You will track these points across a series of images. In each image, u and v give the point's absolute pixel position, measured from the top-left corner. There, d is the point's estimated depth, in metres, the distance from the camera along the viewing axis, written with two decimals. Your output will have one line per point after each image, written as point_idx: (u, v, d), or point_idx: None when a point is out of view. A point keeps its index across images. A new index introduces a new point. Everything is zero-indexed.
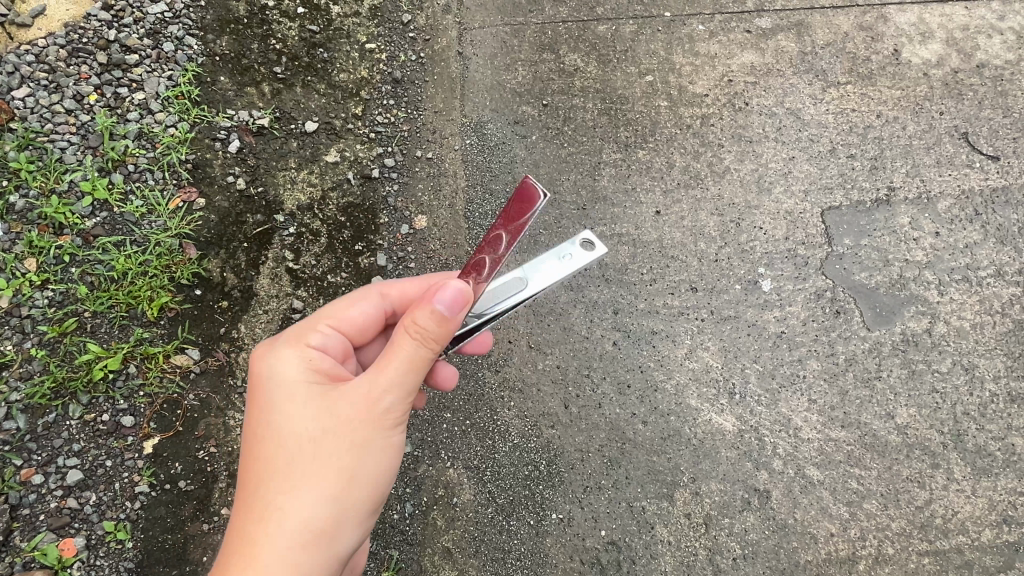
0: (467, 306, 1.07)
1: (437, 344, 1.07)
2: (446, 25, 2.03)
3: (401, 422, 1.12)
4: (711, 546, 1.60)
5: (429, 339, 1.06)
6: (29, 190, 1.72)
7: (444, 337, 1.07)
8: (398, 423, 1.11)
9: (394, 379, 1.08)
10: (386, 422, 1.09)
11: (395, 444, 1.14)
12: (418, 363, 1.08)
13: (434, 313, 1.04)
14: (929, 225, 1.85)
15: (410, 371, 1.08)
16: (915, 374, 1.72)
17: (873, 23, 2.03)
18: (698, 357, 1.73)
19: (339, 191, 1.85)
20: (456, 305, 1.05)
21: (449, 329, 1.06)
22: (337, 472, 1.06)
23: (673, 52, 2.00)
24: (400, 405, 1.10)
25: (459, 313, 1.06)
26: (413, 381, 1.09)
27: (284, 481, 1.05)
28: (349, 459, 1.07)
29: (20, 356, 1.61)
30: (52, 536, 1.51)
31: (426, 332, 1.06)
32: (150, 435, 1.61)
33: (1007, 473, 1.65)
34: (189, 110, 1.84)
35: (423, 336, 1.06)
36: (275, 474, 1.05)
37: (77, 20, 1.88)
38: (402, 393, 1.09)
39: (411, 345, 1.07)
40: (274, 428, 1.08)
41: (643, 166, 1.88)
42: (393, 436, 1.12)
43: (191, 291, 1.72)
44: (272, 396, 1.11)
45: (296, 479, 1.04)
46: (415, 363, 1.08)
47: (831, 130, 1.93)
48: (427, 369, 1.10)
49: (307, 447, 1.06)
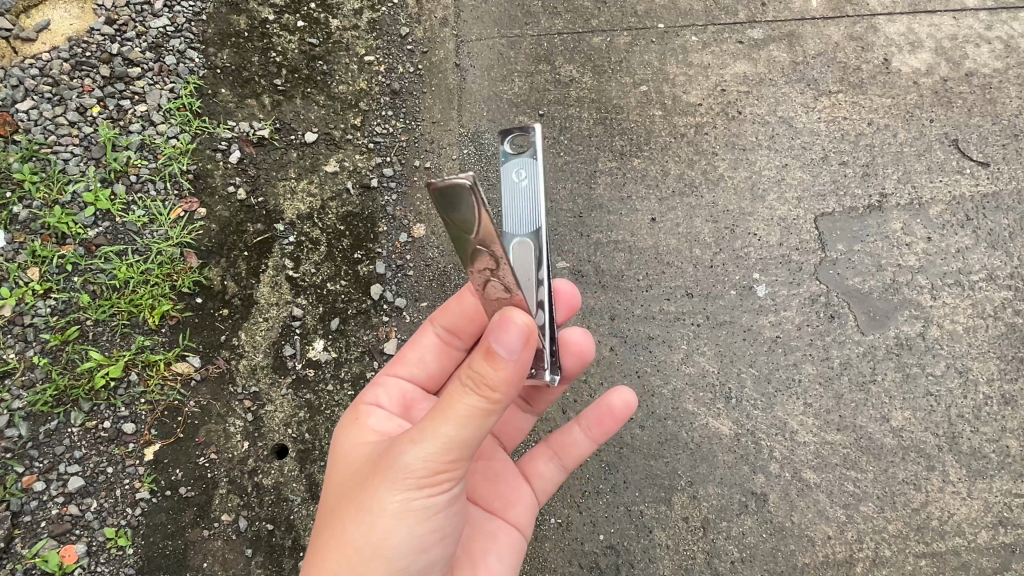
0: (524, 346, 0.95)
1: (481, 389, 0.97)
2: (443, 37, 2.07)
3: (427, 483, 1.05)
4: (708, 550, 1.62)
5: (475, 386, 0.97)
6: (33, 200, 1.75)
7: (493, 384, 0.96)
8: (422, 482, 1.04)
9: (424, 431, 1.02)
10: (407, 480, 1.04)
11: (423, 505, 1.07)
12: (459, 414, 0.99)
13: (485, 351, 0.95)
14: (921, 230, 1.88)
15: (443, 420, 1.00)
16: (909, 377, 1.74)
17: (864, 33, 2.07)
18: (694, 363, 1.74)
19: (338, 200, 1.87)
20: (507, 343, 0.94)
21: (499, 370, 0.95)
22: (356, 526, 1.07)
23: (666, 63, 2.03)
24: (423, 462, 1.03)
25: (514, 350, 0.95)
26: (445, 432, 1.00)
27: (330, 519, 1.14)
28: (364, 516, 1.07)
29: (23, 364, 1.64)
30: (54, 543, 1.53)
31: (475, 374, 0.97)
32: (151, 441, 1.62)
33: (1002, 475, 1.67)
34: (191, 121, 1.87)
35: (472, 378, 0.97)
36: (324, 520, 1.15)
37: (81, 34, 1.91)
38: (423, 448, 1.02)
39: (454, 393, 0.99)
40: (344, 468, 1.22)
41: (638, 174, 1.91)
42: (415, 496, 1.05)
43: (192, 299, 1.73)
44: (358, 442, 1.25)
45: (329, 530, 1.12)
46: (459, 413, 0.99)
47: (823, 138, 1.96)
48: (466, 417, 0.99)
49: (349, 492, 1.14)
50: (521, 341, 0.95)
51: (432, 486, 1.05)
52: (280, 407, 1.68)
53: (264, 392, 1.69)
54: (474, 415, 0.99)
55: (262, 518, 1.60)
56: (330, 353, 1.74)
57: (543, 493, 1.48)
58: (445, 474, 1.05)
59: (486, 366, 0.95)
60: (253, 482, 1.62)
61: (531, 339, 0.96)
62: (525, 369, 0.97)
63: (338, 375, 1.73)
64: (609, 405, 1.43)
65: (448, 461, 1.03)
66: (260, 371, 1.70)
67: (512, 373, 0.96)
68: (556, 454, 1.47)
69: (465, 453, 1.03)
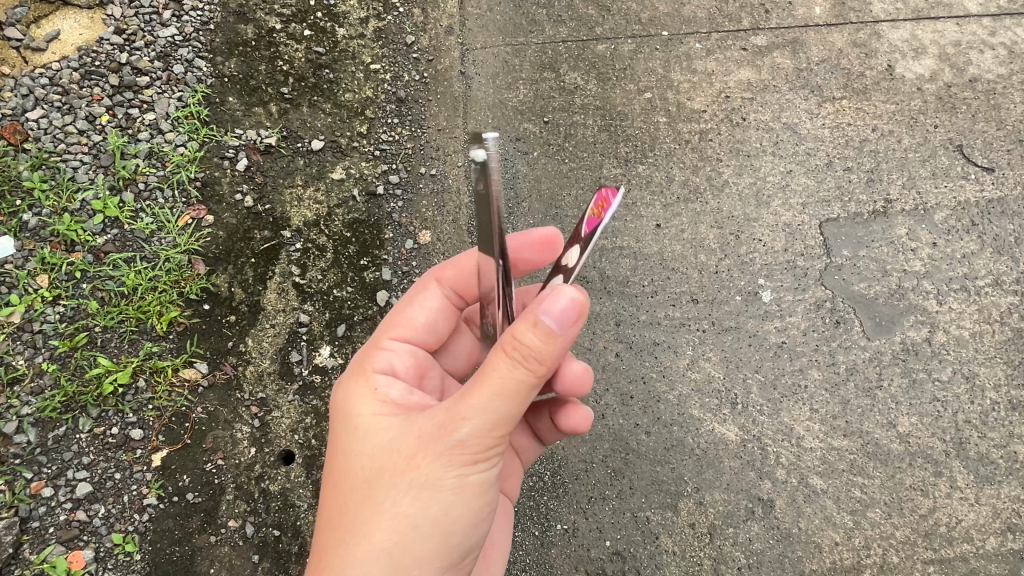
0: (575, 320, 0.97)
1: (529, 363, 0.96)
2: (448, 46, 2.08)
3: (478, 457, 1.02)
4: (715, 556, 1.61)
5: (525, 360, 0.96)
6: (42, 208, 1.77)
7: (546, 357, 0.96)
8: (475, 458, 1.02)
9: (473, 407, 0.98)
10: (459, 458, 1.01)
11: (472, 485, 1.04)
12: (512, 388, 0.97)
13: (533, 322, 0.95)
14: (926, 235, 1.87)
15: (494, 393, 0.98)
16: (916, 383, 1.74)
17: (867, 40, 2.07)
18: (699, 368, 1.74)
19: (344, 207, 1.88)
20: (564, 317, 0.96)
21: (552, 345, 0.95)
22: (405, 505, 1.01)
23: (670, 70, 2.04)
24: (475, 441, 1.00)
25: (561, 324, 0.95)
26: (498, 408, 0.98)
27: (356, 498, 1.06)
28: (414, 496, 1.01)
29: (32, 371, 1.65)
30: (62, 549, 1.54)
31: (523, 348, 0.95)
32: (159, 447, 1.63)
33: (1010, 481, 1.66)
34: (199, 130, 1.88)
35: (519, 353, 0.96)
36: (350, 498, 1.06)
37: (90, 43, 1.93)
38: (478, 425, 0.99)
39: (503, 367, 0.97)
40: (355, 442, 1.11)
41: (643, 181, 1.92)
42: (470, 472, 1.03)
43: (200, 306, 1.75)
44: (364, 412, 1.14)
45: (359, 516, 1.04)
46: (511, 388, 0.98)
47: (828, 144, 1.97)
48: (519, 393, 0.98)
49: (377, 469, 1.05)
50: (568, 314, 0.96)
51: (480, 465, 1.03)
52: (287, 413, 1.69)
53: (271, 399, 1.69)
54: (522, 390, 0.98)
55: (269, 524, 1.61)
56: (336, 359, 1.74)
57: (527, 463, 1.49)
58: (492, 453, 1.03)
59: (535, 341, 0.95)
60: (259, 488, 1.63)
61: (583, 315, 0.97)
62: (570, 342, 0.99)
63: None
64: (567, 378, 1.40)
65: (498, 437, 1.01)
66: (266, 378, 1.71)
67: (560, 346, 0.97)
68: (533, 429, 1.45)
69: (510, 430, 1.02)
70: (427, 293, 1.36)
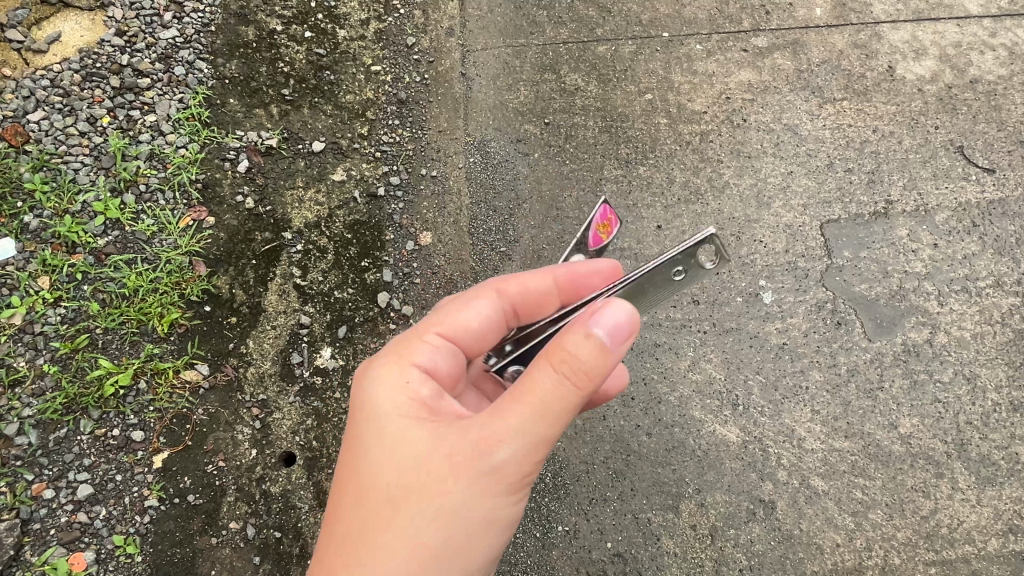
0: (626, 339, 0.99)
1: (579, 383, 0.98)
2: (449, 47, 2.09)
3: (517, 477, 1.03)
4: (716, 558, 1.61)
5: (576, 380, 0.98)
6: (43, 210, 1.77)
7: (596, 378, 0.98)
8: (513, 477, 1.02)
9: (519, 425, 0.99)
10: (498, 479, 1.02)
11: (506, 506, 1.05)
12: (559, 408, 0.99)
13: (585, 334, 0.96)
14: (927, 236, 1.87)
15: (543, 410, 0.98)
16: (917, 384, 1.74)
17: (868, 41, 2.07)
18: (700, 370, 1.74)
19: (345, 209, 1.88)
20: (616, 338, 0.98)
21: (601, 361, 0.97)
22: (438, 519, 1.01)
23: (671, 72, 2.04)
24: (517, 462, 1.01)
25: (614, 340, 0.98)
26: (543, 427, 1.00)
27: (382, 503, 1.03)
28: (449, 510, 1.01)
29: (33, 372, 1.65)
30: (63, 550, 1.54)
31: (572, 363, 0.97)
32: (160, 449, 1.63)
33: (1012, 482, 1.66)
34: (200, 131, 1.88)
35: (569, 369, 0.97)
36: (375, 502, 1.04)
37: (92, 45, 1.94)
38: (521, 445, 1.00)
39: (550, 385, 0.98)
40: (383, 442, 1.07)
41: (644, 182, 1.92)
42: (507, 492, 1.03)
43: (201, 307, 1.75)
44: (392, 411, 1.09)
45: (384, 528, 1.01)
46: (559, 407, 0.99)
47: (828, 145, 1.97)
48: (563, 414, 1.00)
49: (408, 477, 1.03)
50: (619, 334, 0.98)
51: (517, 486, 1.04)
52: (288, 415, 1.69)
53: (272, 400, 1.69)
54: (565, 409, 1.00)
55: (270, 526, 1.61)
56: (337, 361, 1.74)
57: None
58: (528, 477, 1.05)
59: (587, 357, 0.97)
60: (260, 490, 1.63)
61: (634, 331, 1.00)
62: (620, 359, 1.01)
63: (346, 383, 1.73)
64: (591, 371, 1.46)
65: (538, 457, 1.03)
66: (267, 380, 1.71)
67: (610, 363, 0.99)
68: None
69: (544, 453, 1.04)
70: (482, 298, 1.29)
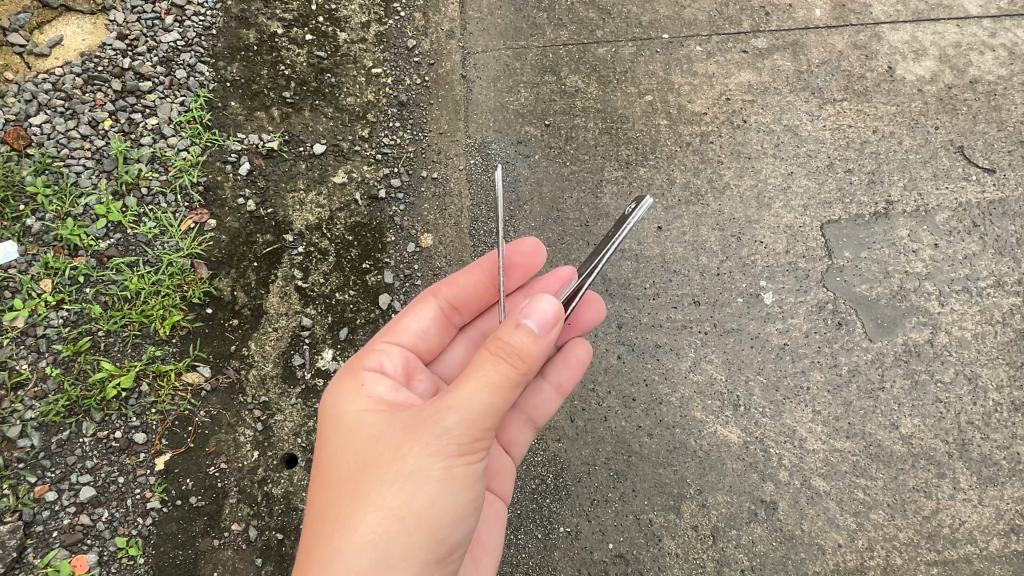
0: (554, 326, 1.04)
1: (511, 360, 1.01)
2: (449, 50, 2.09)
3: (464, 450, 1.03)
4: (717, 558, 1.61)
5: (508, 355, 1.01)
6: (46, 213, 1.77)
7: (527, 357, 1.02)
8: (459, 451, 1.03)
9: (459, 398, 1.02)
10: (447, 451, 1.03)
11: (459, 479, 1.05)
12: (497, 382, 1.01)
13: (515, 325, 1.02)
14: (928, 237, 1.88)
15: (475, 386, 1.01)
16: (918, 385, 1.74)
17: (868, 42, 2.08)
18: (701, 370, 1.74)
19: (347, 211, 1.89)
20: (546, 324, 1.03)
21: (532, 346, 1.01)
22: (388, 497, 1.02)
23: (671, 73, 2.05)
24: (460, 431, 1.02)
25: (543, 328, 1.02)
26: (482, 401, 1.01)
27: (345, 488, 1.07)
28: (399, 485, 1.02)
29: (35, 375, 1.65)
30: (65, 553, 1.54)
31: (507, 346, 1.01)
32: (162, 451, 1.63)
33: (1013, 482, 1.66)
34: (201, 134, 1.89)
35: (501, 349, 1.01)
36: (338, 489, 1.08)
37: (93, 50, 1.94)
38: (464, 414, 1.01)
39: (486, 361, 1.02)
40: (348, 436, 1.14)
41: (645, 183, 1.92)
42: (453, 465, 1.04)
43: (202, 309, 1.75)
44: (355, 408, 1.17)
45: (345, 510, 1.05)
46: (496, 383, 1.01)
47: (828, 146, 1.97)
48: (502, 386, 1.01)
49: (367, 463, 1.07)
50: (547, 318, 1.03)
51: (467, 459, 1.05)
52: (290, 417, 1.69)
53: (274, 402, 1.70)
54: (506, 385, 1.02)
55: (272, 528, 1.61)
56: (339, 362, 1.75)
57: (519, 458, 1.52)
58: (479, 448, 1.05)
59: (521, 341, 1.01)
60: (262, 492, 1.63)
61: (560, 321, 1.05)
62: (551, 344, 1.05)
63: None
64: (579, 322, 1.56)
65: (484, 430, 1.04)
66: (269, 382, 1.71)
67: (541, 347, 1.02)
68: (530, 417, 1.49)
69: (493, 425, 1.05)
70: (423, 307, 1.43)
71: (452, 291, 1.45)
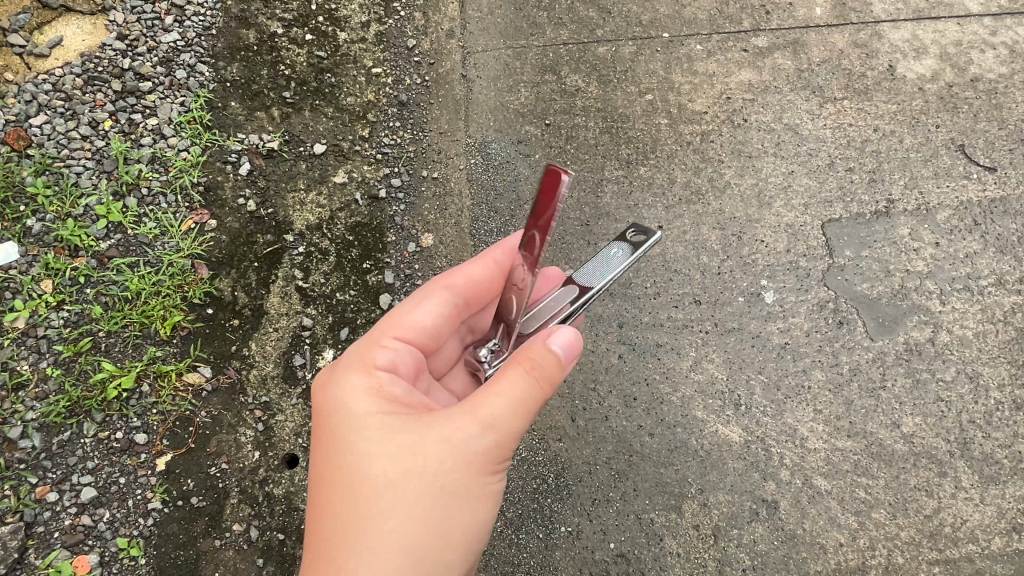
0: (574, 352, 1.16)
1: (541, 382, 1.11)
2: (449, 49, 2.09)
3: (492, 466, 1.10)
4: (719, 558, 1.61)
5: (538, 377, 1.11)
6: (46, 214, 1.77)
7: (552, 378, 1.13)
8: (487, 467, 1.09)
9: (494, 418, 1.08)
10: (477, 467, 1.08)
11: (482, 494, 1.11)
12: (527, 402, 1.10)
13: (546, 348, 1.12)
14: (929, 236, 1.87)
15: (508, 405, 1.08)
16: (919, 383, 1.74)
17: (868, 40, 2.08)
18: (702, 370, 1.74)
19: (347, 211, 1.89)
20: (569, 347, 1.14)
21: (559, 369, 1.13)
22: (418, 510, 1.04)
23: (672, 72, 2.04)
24: (492, 449, 1.08)
25: (567, 352, 1.14)
26: (514, 421, 1.09)
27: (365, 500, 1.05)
28: (430, 500, 1.05)
29: (36, 376, 1.65)
30: (67, 553, 1.54)
31: (538, 367, 1.11)
32: (163, 452, 1.63)
33: (1015, 480, 1.66)
34: (201, 134, 1.89)
35: (533, 370, 1.11)
36: (356, 501, 1.06)
37: (93, 50, 1.94)
38: (498, 434, 1.08)
39: (519, 382, 1.09)
40: (364, 443, 1.09)
41: (645, 182, 1.92)
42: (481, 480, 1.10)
43: (203, 310, 1.75)
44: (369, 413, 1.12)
45: (369, 523, 1.04)
46: (524, 402, 1.10)
47: (829, 145, 1.97)
48: (530, 406, 1.11)
49: (390, 474, 1.06)
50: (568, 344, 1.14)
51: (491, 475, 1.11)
52: (291, 417, 1.70)
53: (275, 402, 1.70)
54: (532, 404, 1.11)
55: (273, 528, 1.61)
56: None
57: None
58: (502, 461, 1.12)
59: (551, 365, 1.12)
60: (263, 492, 1.63)
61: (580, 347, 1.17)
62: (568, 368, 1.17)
63: None
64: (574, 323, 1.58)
65: (509, 449, 1.11)
66: (270, 382, 1.71)
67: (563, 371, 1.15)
68: None
69: (515, 441, 1.12)
70: (431, 299, 1.33)
71: (463, 283, 1.38)
